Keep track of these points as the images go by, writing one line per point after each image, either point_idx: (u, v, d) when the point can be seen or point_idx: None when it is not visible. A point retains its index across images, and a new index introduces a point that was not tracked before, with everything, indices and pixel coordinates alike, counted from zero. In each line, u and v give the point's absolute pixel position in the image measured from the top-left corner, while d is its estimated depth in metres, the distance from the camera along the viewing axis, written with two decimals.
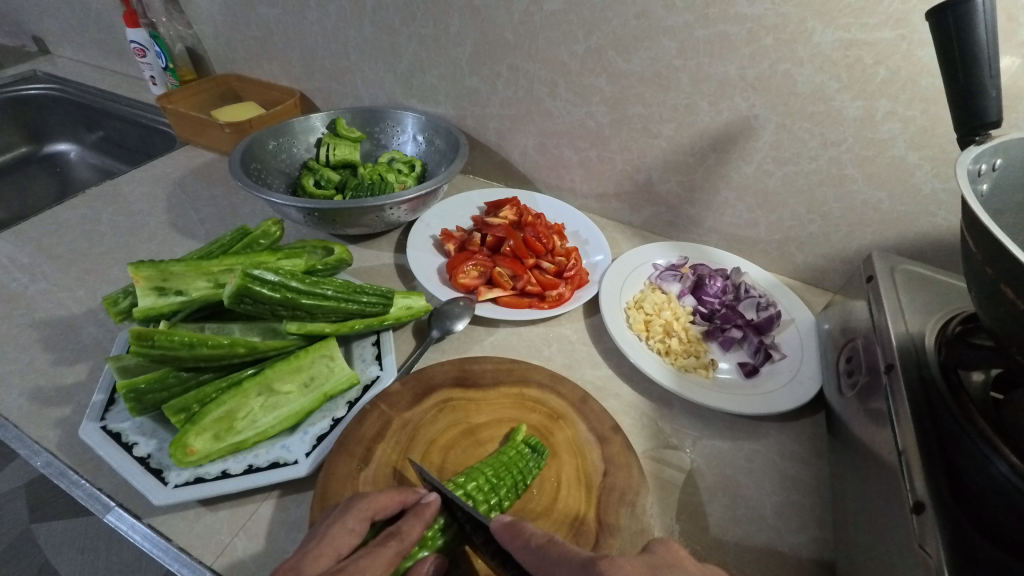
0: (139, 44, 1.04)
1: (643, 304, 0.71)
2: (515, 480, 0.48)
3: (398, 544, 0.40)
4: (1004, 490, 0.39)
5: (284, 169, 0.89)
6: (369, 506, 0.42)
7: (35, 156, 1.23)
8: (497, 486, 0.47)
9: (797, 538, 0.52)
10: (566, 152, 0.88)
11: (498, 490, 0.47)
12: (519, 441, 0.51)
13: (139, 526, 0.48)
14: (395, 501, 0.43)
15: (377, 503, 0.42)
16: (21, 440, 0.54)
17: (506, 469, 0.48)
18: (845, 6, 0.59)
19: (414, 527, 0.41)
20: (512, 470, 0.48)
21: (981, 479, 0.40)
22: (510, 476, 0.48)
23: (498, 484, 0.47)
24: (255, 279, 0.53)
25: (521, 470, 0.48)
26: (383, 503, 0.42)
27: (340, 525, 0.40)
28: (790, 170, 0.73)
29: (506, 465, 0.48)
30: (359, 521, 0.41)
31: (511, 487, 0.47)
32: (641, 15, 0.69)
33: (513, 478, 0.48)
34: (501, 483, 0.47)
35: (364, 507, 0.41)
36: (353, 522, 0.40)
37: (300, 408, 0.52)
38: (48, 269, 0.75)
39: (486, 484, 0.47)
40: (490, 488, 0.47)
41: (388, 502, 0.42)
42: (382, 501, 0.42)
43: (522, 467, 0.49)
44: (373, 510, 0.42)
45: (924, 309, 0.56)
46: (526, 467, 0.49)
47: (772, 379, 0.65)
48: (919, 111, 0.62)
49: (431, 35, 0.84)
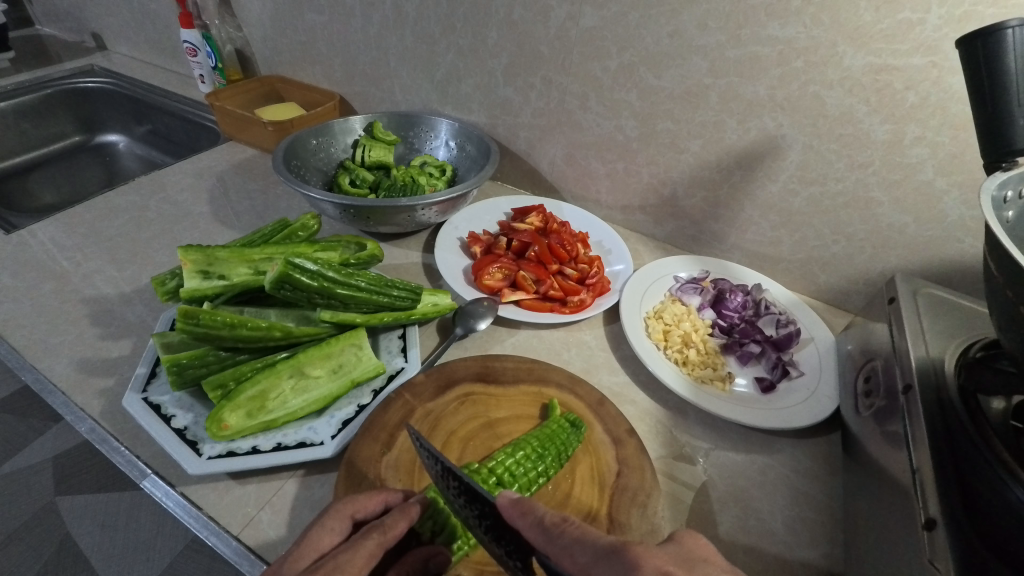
0: (191, 44, 1.11)
1: (663, 315, 0.72)
2: (558, 451, 0.50)
3: (380, 537, 0.40)
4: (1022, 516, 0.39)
5: (322, 167, 0.93)
6: (349, 505, 0.43)
7: (86, 145, 1.31)
8: (543, 455, 0.49)
9: (808, 553, 0.52)
10: (593, 164, 0.90)
11: (544, 459, 0.49)
12: (559, 417, 0.54)
13: (172, 493, 0.50)
14: (375, 501, 0.44)
15: (355, 503, 0.43)
16: (67, 406, 0.57)
17: (550, 440, 0.50)
18: (876, 32, 0.60)
19: (397, 522, 0.41)
20: (554, 441, 0.50)
21: (997, 503, 0.40)
22: (554, 447, 0.50)
23: (543, 453, 0.49)
24: (296, 267, 0.56)
25: (564, 441, 0.51)
26: (363, 503, 0.43)
27: (320, 526, 0.41)
28: (815, 191, 0.74)
29: (549, 436, 0.51)
30: (339, 521, 0.42)
31: (556, 457, 0.50)
32: (674, 34, 0.71)
33: (556, 449, 0.50)
34: (547, 453, 0.49)
35: (342, 507, 0.43)
36: (333, 521, 0.42)
37: (329, 393, 0.55)
38: (96, 251, 0.79)
39: (533, 453, 0.49)
40: (537, 457, 0.49)
41: (368, 503, 0.43)
42: (361, 502, 0.43)
43: (563, 439, 0.51)
44: (353, 509, 0.43)
45: (945, 334, 0.56)
46: (566, 440, 0.51)
47: (789, 396, 0.65)
48: (948, 137, 0.63)
49: (469, 46, 0.88)
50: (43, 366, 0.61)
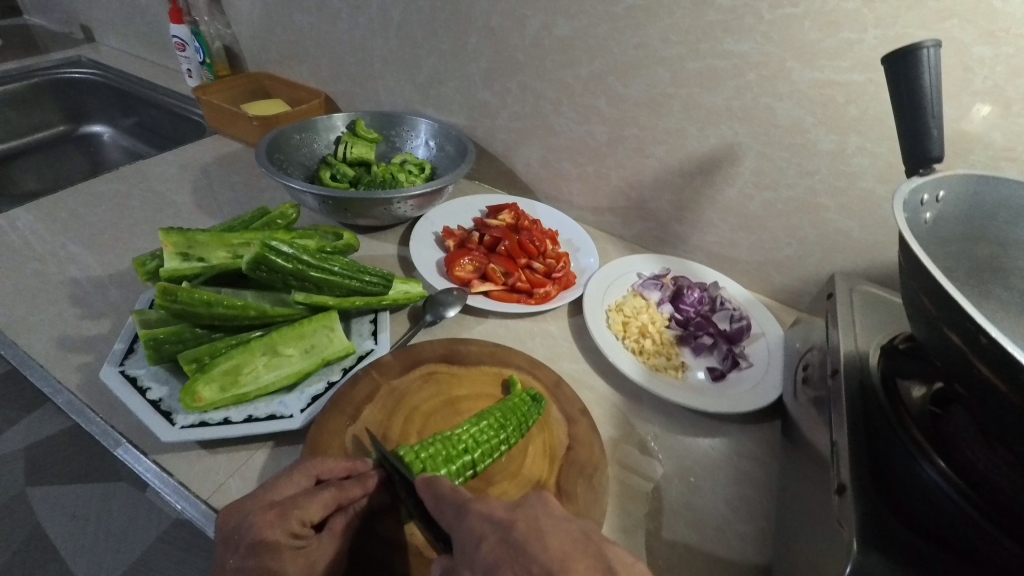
0: (180, 39, 1.14)
1: (623, 308, 0.76)
2: (519, 421, 0.53)
3: (335, 492, 0.44)
4: (936, 494, 0.44)
5: (305, 161, 0.96)
6: (317, 465, 0.46)
7: (71, 135, 1.32)
8: (505, 425, 0.53)
9: (744, 526, 0.56)
10: (566, 167, 0.94)
11: (506, 429, 0.52)
12: (521, 393, 0.57)
13: (145, 461, 0.53)
14: (341, 467, 0.47)
15: (323, 465, 0.46)
16: (45, 379, 0.59)
17: (512, 412, 0.54)
18: (820, 50, 0.66)
19: (354, 488, 0.45)
20: (516, 413, 0.54)
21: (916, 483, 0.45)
22: (515, 417, 0.53)
23: (506, 423, 0.53)
24: (272, 249, 0.59)
25: (525, 413, 0.54)
26: (329, 467, 0.46)
27: (287, 478, 0.45)
28: (769, 196, 0.79)
29: (511, 408, 0.54)
30: (304, 477, 0.45)
31: (517, 427, 0.53)
32: (640, 46, 0.76)
33: (517, 420, 0.53)
34: (509, 423, 0.53)
35: (311, 465, 0.46)
36: (299, 476, 0.45)
37: (300, 370, 0.58)
38: (79, 235, 0.82)
39: (496, 423, 0.52)
40: (499, 426, 0.52)
41: (334, 465, 0.46)
42: (328, 464, 0.46)
43: (524, 411, 0.54)
44: (320, 469, 0.46)
45: (873, 328, 0.61)
46: (527, 412, 0.55)
47: (737, 384, 0.69)
48: (886, 148, 0.68)
49: (450, 51, 0.92)
50: (22, 342, 0.63)
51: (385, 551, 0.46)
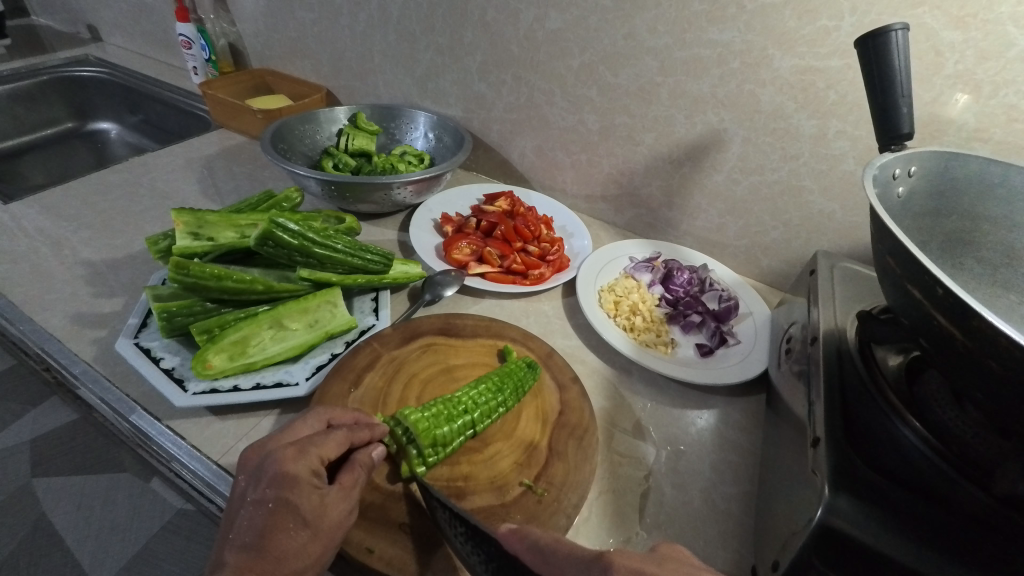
0: (185, 37, 1.17)
1: (615, 288, 0.79)
2: (515, 386, 0.56)
3: (347, 433, 0.47)
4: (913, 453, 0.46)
5: (307, 151, 0.99)
6: (328, 411, 0.49)
7: (78, 132, 1.35)
8: (502, 389, 0.55)
9: (729, 488, 0.59)
10: (559, 156, 0.97)
11: (502, 392, 0.55)
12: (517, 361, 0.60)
13: (158, 425, 0.56)
14: (349, 415, 0.50)
15: (333, 411, 0.50)
16: (62, 352, 0.62)
17: (508, 376, 0.57)
18: (800, 37, 0.69)
19: (362, 432, 0.48)
20: (511, 378, 0.57)
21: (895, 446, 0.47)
22: (511, 381, 0.56)
23: (503, 387, 0.55)
24: (279, 226, 0.62)
25: (521, 378, 0.57)
26: (339, 414, 0.50)
27: (302, 421, 0.48)
28: (754, 180, 0.82)
29: (508, 373, 0.57)
30: (316, 421, 0.48)
31: (513, 391, 0.56)
32: (628, 36, 0.79)
33: (513, 384, 0.56)
34: (506, 387, 0.56)
35: (322, 411, 0.49)
36: (312, 420, 0.48)
37: (304, 341, 0.60)
38: (90, 222, 0.85)
39: (493, 386, 0.55)
40: (496, 390, 0.55)
41: (343, 412, 0.50)
42: (337, 410, 0.50)
43: (520, 376, 0.57)
44: (330, 415, 0.49)
45: (852, 301, 0.64)
46: (523, 377, 0.57)
47: (724, 359, 0.72)
48: (865, 131, 0.71)
49: (447, 44, 0.95)
50: (38, 319, 0.66)
51: (391, 501, 0.49)
